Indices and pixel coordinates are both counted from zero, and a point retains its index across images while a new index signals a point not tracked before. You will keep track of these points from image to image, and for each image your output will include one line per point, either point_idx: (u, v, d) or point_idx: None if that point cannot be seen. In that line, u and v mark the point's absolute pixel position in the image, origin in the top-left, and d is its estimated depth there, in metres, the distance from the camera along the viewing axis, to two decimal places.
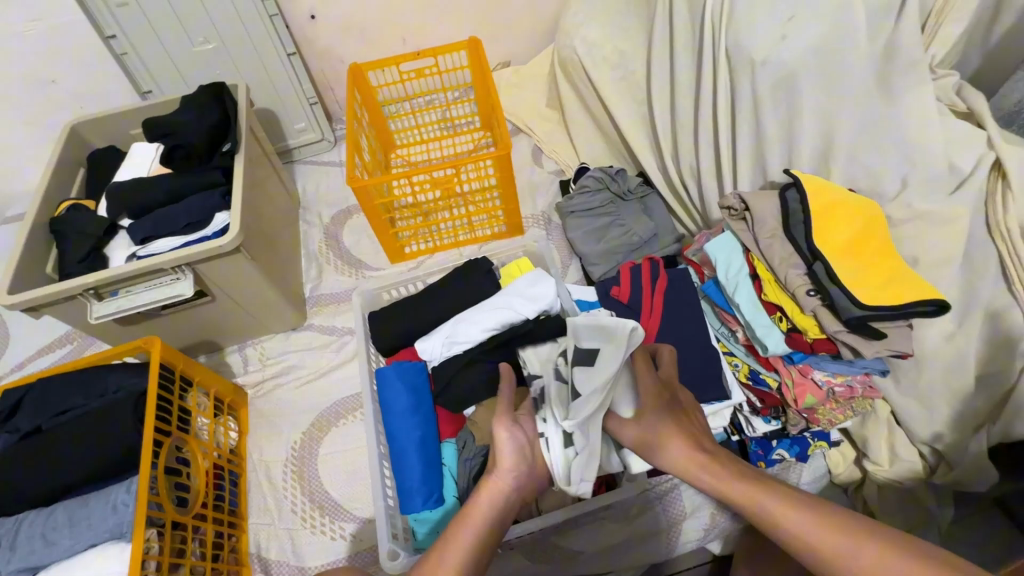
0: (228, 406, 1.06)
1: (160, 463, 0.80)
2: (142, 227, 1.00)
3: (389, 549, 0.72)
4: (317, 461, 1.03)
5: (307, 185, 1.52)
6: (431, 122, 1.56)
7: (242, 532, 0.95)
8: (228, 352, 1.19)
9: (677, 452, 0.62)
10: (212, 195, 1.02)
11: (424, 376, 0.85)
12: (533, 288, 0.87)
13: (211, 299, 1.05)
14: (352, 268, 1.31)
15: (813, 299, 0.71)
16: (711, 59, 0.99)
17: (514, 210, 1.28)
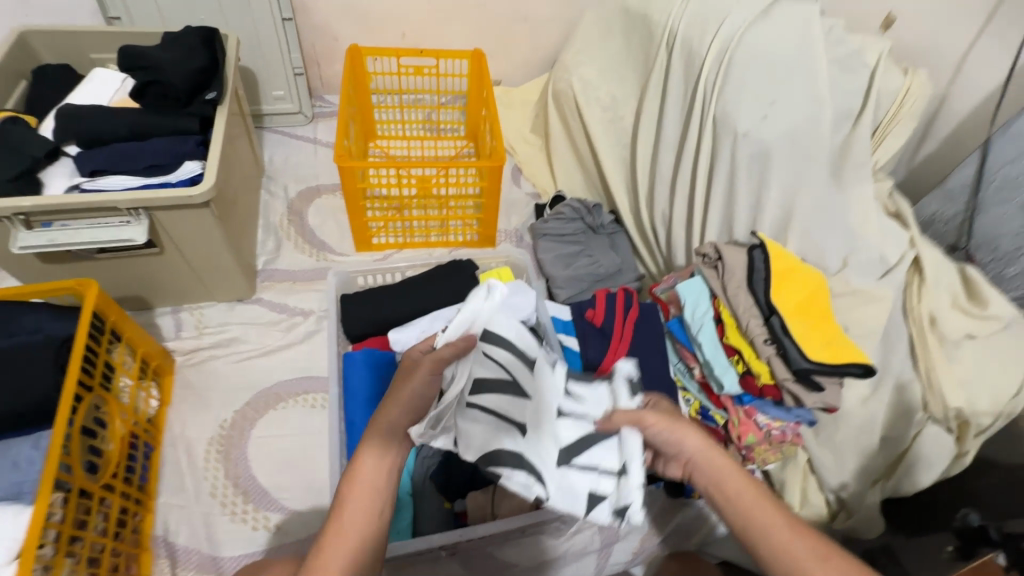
0: (153, 370, 0.97)
1: (77, 421, 0.71)
2: (95, 159, 0.91)
3: None
4: (248, 444, 0.95)
5: (274, 155, 1.44)
6: (416, 121, 1.56)
7: (148, 511, 0.85)
8: (160, 312, 1.09)
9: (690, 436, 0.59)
10: (186, 141, 0.94)
11: (393, 368, 0.84)
12: (514, 298, 0.89)
13: (159, 252, 0.96)
14: (313, 249, 1.25)
15: (769, 348, 0.79)
16: (698, 122, 1.10)
17: (492, 221, 1.29)
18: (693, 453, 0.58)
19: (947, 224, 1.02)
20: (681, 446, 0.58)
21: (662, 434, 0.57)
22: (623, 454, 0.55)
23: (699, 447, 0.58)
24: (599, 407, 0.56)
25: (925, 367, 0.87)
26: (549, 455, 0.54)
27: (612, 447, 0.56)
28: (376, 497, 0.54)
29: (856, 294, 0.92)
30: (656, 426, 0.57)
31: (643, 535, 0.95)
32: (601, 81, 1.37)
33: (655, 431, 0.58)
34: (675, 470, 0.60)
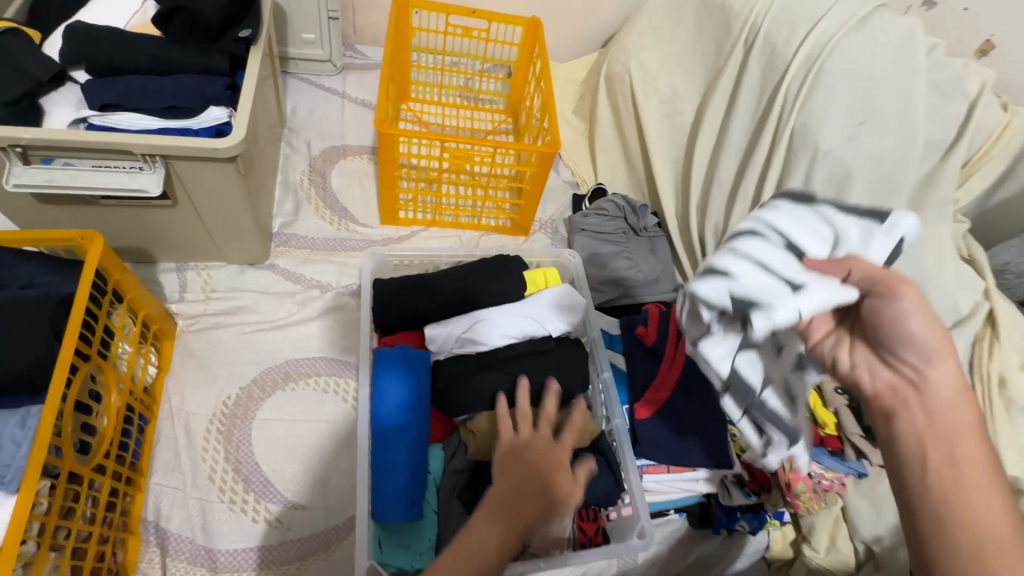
0: (153, 335, 0.88)
1: (70, 395, 0.62)
2: (107, 91, 0.79)
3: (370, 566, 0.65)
4: (252, 426, 0.88)
5: (298, 105, 1.32)
6: (454, 87, 1.44)
7: (139, 492, 0.78)
8: (162, 268, 0.99)
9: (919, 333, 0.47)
10: (213, 83, 0.83)
11: (429, 368, 0.77)
12: (563, 305, 0.83)
13: (171, 205, 0.86)
14: (334, 216, 1.15)
15: (839, 397, 0.76)
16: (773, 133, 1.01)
17: (530, 209, 1.20)
18: (929, 381, 0.47)
19: (1020, 276, 0.97)
20: (923, 371, 0.48)
21: (915, 327, 0.47)
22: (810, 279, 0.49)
23: (949, 387, 0.47)
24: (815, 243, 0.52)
25: (986, 431, 0.82)
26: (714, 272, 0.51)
27: (782, 260, 0.50)
28: (500, 540, 0.56)
29: None
30: (908, 323, 0.47)
31: (660, 566, 0.91)
32: (663, 71, 1.26)
33: (907, 324, 0.48)
34: (885, 385, 0.49)
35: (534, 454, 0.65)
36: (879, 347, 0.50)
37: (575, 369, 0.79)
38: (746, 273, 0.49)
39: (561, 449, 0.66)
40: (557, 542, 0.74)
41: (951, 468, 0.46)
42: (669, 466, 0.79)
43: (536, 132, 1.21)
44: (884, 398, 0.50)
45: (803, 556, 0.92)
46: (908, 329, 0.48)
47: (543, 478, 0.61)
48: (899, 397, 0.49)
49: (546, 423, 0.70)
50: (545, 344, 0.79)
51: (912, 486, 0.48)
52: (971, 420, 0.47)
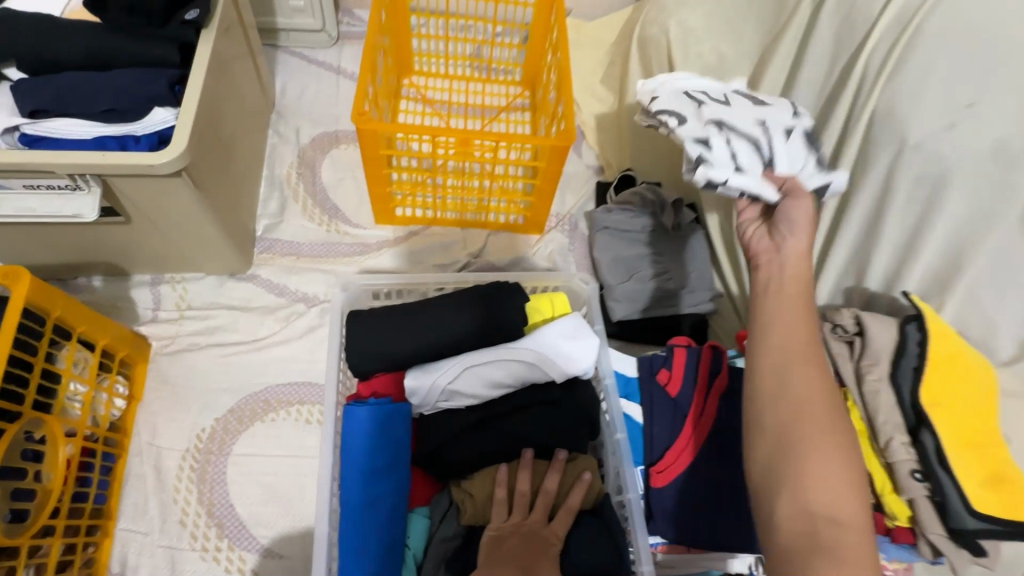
0: (120, 362, 0.80)
1: None
2: (37, 94, 0.68)
3: None
4: (227, 462, 0.80)
5: (289, 85, 1.18)
6: (463, 57, 1.26)
7: (104, 539, 0.72)
8: (136, 282, 0.90)
9: (793, 244, 0.60)
10: (156, 80, 0.70)
11: (408, 426, 0.65)
12: (570, 344, 0.67)
13: (125, 221, 0.76)
14: (323, 215, 1.03)
15: (919, 485, 0.56)
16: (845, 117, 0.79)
17: (545, 205, 1.04)
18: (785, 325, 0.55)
19: None
20: (785, 241, 0.60)
21: (792, 215, 0.61)
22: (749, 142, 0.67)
23: (797, 256, 0.59)
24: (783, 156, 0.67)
25: None
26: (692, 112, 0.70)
27: (747, 125, 0.69)
28: None
29: None
30: (792, 223, 0.61)
31: None
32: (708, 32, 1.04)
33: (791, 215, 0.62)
34: (759, 250, 0.62)
35: (521, 540, 0.59)
36: (771, 224, 0.63)
37: (584, 422, 0.67)
38: (720, 147, 0.65)
39: (551, 529, 0.61)
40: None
41: (775, 296, 0.57)
42: (690, 546, 0.66)
43: (552, 116, 1.03)
44: (760, 258, 0.61)
45: None
46: (791, 214, 0.62)
47: (524, 560, 0.57)
48: (770, 262, 0.60)
49: (540, 503, 0.63)
50: (546, 391, 0.66)
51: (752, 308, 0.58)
52: (802, 273, 0.58)
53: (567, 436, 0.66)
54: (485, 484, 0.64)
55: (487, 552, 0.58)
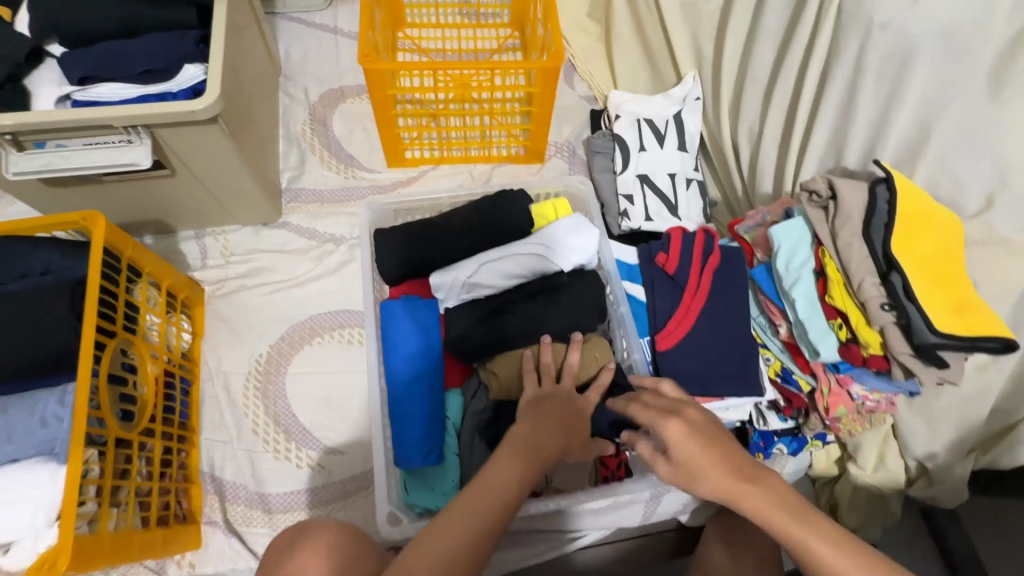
0: (182, 303, 0.91)
1: (101, 370, 0.66)
2: (82, 62, 0.76)
3: (390, 515, 0.64)
4: (286, 379, 0.91)
5: (292, 49, 1.25)
6: (452, 5, 1.30)
7: (193, 447, 0.84)
8: (182, 237, 1.01)
9: (671, 432, 0.55)
10: (183, 39, 0.79)
11: (437, 318, 0.74)
12: (574, 237, 0.76)
13: (171, 174, 0.85)
14: (340, 164, 1.12)
15: (886, 315, 0.64)
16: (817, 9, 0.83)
17: (542, 132, 1.11)
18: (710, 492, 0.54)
19: None
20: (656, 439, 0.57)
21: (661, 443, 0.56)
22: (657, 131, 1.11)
23: (680, 445, 0.55)
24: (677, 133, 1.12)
25: None
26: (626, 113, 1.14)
27: (657, 116, 1.12)
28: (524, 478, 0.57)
29: (998, 244, 0.74)
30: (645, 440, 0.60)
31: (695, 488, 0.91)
32: None
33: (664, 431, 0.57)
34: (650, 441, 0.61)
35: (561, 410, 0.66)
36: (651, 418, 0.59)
37: (593, 302, 0.75)
38: (634, 134, 1.12)
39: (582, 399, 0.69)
40: (579, 479, 0.73)
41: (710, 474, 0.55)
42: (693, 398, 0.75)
43: (542, 47, 1.09)
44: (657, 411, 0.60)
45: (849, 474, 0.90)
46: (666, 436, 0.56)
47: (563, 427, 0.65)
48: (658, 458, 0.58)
49: (567, 376, 0.71)
50: (557, 279, 0.75)
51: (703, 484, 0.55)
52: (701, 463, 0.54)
53: (578, 315, 0.75)
54: (511, 361, 0.72)
55: (528, 411, 0.65)
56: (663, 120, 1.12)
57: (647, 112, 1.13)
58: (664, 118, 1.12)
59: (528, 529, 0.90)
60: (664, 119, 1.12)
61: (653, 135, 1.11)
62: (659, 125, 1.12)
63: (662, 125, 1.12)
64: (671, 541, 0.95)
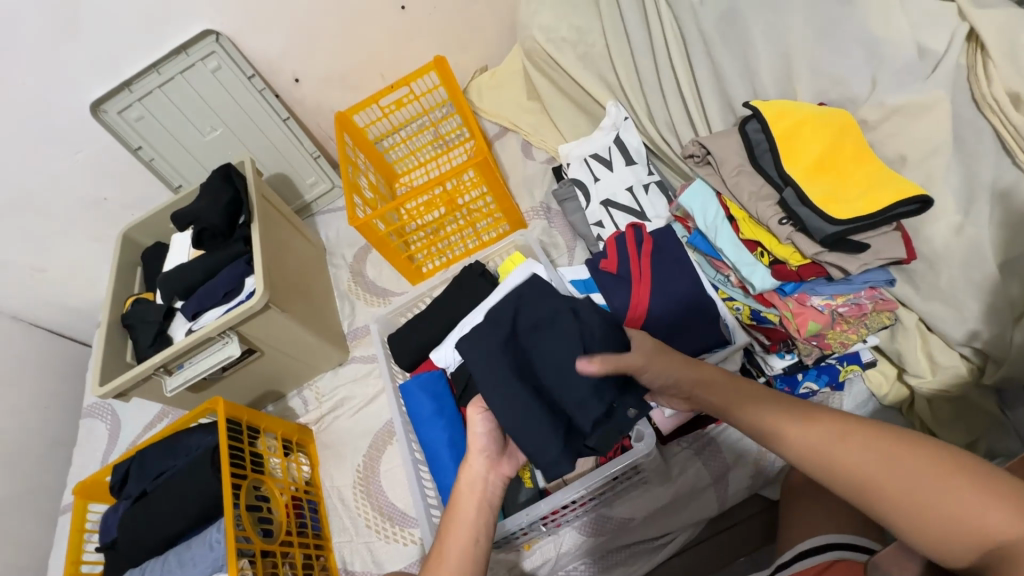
0: (297, 443, 1.18)
1: (241, 502, 0.91)
2: (191, 304, 1.14)
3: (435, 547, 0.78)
4: (381, 477, 1.12)
5: (328, 232, 1.61)
6: (425, 145, 1.61)
7: (329, 551, 1.06)
8: (290, 397, 1.32)
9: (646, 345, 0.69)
10: (239, 264, 1.15)
11: (445, 381, 0.92)
12: (525, 279, 0.93)
13: (260, 354, 1.18)
14: (379, 299, 1.42)
15: (786, 227, 0.70)
16: (671, 13, 0.99)
17: (511, 207, 1.32)
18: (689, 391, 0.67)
19: None
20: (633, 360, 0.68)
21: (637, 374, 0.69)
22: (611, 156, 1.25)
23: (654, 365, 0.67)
24: (620, 152, 1.24)
25: None
26: (573, 154, 1.29)
27: (601, 141, 1.25)
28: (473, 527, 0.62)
29: (899, 113, 0.75)
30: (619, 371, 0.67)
31: (756, 457, 0.90)
32: (561, 19, 1.27)
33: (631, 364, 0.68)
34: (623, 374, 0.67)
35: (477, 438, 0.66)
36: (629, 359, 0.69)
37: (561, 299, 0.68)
38: (584, 172, 1.26)
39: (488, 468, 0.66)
40: (587, 467, 0.86)
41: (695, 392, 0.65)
42: None
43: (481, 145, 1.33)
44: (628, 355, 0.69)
45: (913, 388, 0.84)
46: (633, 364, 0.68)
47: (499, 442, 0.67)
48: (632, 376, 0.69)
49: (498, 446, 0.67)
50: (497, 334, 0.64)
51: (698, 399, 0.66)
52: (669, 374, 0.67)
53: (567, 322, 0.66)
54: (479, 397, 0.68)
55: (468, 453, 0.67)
56: (609, 145, 1.25)
57: (590, 143, 1.27)
58: (608, 145, 1.25)
59: (615, 545, 0.92)
60: (609, 145, 1.25)
61: (600, 165, 1.26)
62: (607, 151, 1.25)
63: (608, 152, 1.25)
64: (764, 521, 0.92)
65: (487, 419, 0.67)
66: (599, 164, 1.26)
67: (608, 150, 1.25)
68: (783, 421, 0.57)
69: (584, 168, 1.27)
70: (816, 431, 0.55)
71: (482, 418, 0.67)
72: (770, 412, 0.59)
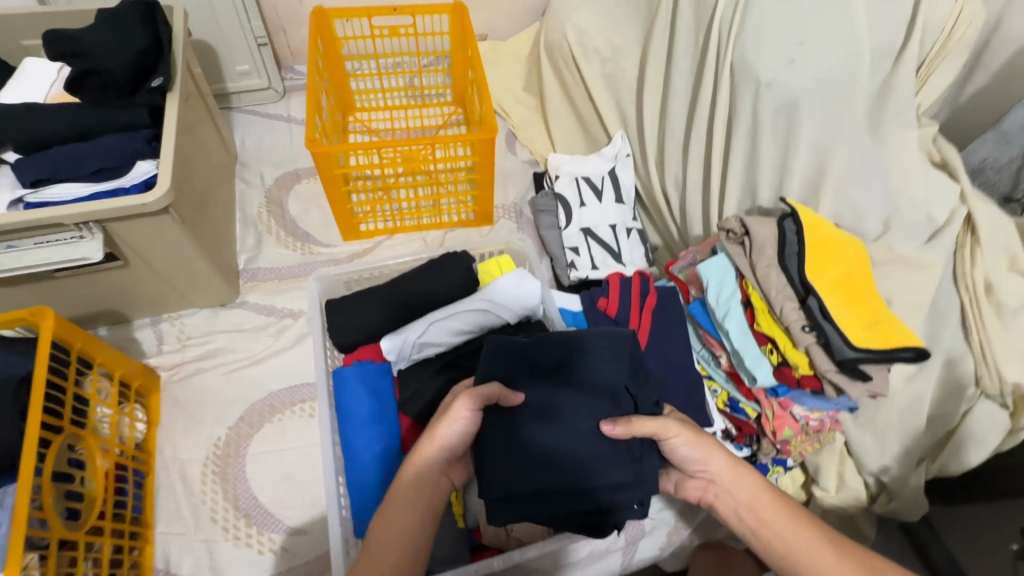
0: (136, 391, 0.90)
1: (45, 468, 0.64)
2: (37, 167, 0.80)
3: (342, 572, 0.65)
4: (246, 461, 0.90)
5: (246, 138, 1.29)
6: (398, 88, 1.40)
7: (147, 543, 0.81)
8: (138, 326, 1.01)
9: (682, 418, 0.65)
10: (136, 139, 0.84)
11: (390, 381, 0.77)
12: (517, 290, 0.80)
13: (123, 265, 0.87)
14: (296, 242, 1.15)
15: (808, 336, 0.71)
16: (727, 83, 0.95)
17: (488, 197, 1.17)
18: (719, 474, 0.64)
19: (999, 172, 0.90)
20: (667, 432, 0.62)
21: (688, 457, 0.63)
22: (602, 185, 1.19)
23: (711, 456, 0.64)
24: (613, 185, 1.19)
25: (979, 342, 0.78)
26: (567, 169, 1.21)
27: (600, 167, 1.20)
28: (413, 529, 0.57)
29: (898, 262, 0.82)
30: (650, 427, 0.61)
31: (671, 529, 0.89)
32: (599, 28, 1.20)
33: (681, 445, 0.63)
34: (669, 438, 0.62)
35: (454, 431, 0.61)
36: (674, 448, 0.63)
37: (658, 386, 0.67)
38: (572, 192, 1.19)
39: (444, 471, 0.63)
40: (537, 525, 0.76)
41: (726, 480, 0.64)
42: None
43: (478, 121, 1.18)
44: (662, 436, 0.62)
45: (815, 498, 0.91)
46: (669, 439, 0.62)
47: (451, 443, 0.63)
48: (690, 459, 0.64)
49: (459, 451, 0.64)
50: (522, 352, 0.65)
51: (726, 487, 0.63)
52: (716, 457, 0.63)
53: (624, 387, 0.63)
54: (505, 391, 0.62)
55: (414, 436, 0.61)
56: (606, 173, 1.19)
57: (587, 165, 1.20)
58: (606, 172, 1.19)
59: None
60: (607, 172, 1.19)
61: (590, 191, 1.18)
62: (602, 179, 1.19)
63: (601, 180, 1.19)
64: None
65: (470, 420, 0.61)
66: (592, 190, 1.18)
67: (603, 177, 1.19)
68: (818, 547, 0.59)
69: (573, 187, 1.19)
70: (845, 564, 0.57)
71: (467, 418, 0.60)
72: (801, 532, 0.60)
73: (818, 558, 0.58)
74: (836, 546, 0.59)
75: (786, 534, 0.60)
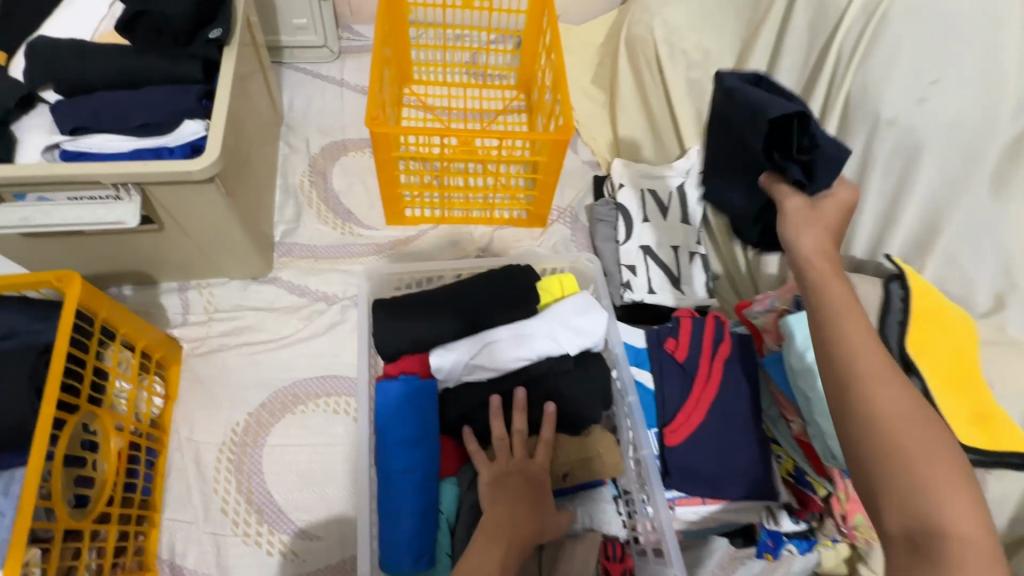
0: (157, 362, 0.84)
1: (56, 452, 0.60)
2: (77, 113, 0.73)
3: None
4: (263, 453, 0.84)
5: (295, 98, 1.21)
6: (459, 64, 1.30)
7: (153, 529, 0.77)
8: (164, 290, 0.95)
9: (814, 239, 0.54)
10: (186, 95, 0.76)
11: (434, 401, 0.72)
12: (580, 319, 0.76)
13: (158, 229, 0.81)
14: (337, 219, 1.08)
15: None
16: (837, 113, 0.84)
17: (547, 198, 1.07)
18: (806, 252, 0.53)
19: None
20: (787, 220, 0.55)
21: (802, 245, 0.54)
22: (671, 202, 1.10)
23: (821, 262, 0.52)
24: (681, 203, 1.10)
25: None
26: (635, 178, 1.12)
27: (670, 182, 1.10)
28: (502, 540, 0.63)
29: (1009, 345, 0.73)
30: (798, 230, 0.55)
31: None
32: (691, 27, 1.09)
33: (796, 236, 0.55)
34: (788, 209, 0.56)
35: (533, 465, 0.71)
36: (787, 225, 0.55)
37: (831, 160, 0.54)
38: (636, 205, 1.09)
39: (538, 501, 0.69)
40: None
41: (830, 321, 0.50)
42: (704, 499, 0.74)
43: (549, 114, 1.10)
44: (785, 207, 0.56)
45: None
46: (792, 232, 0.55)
47: (526, 494, 0.68)
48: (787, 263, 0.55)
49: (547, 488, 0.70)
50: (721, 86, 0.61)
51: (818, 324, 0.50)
52: (827, 276, 0.52)
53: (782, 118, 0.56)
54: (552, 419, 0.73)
55: (489, 489, 0.68)
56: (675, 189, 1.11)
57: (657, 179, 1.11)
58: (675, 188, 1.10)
59: None
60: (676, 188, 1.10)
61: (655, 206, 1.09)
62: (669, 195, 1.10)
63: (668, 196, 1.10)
64: None
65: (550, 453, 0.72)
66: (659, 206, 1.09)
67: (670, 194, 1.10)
68: (910, 427, 0.44)
69: (637, 200, 1.10)
70: (933, 461, 0.43)
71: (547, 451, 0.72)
72: (890, 394, 0.45)
73: (894, 428, 0.44)
74: (944, 449, 0.43)
75: (863, 399, 0.46)
